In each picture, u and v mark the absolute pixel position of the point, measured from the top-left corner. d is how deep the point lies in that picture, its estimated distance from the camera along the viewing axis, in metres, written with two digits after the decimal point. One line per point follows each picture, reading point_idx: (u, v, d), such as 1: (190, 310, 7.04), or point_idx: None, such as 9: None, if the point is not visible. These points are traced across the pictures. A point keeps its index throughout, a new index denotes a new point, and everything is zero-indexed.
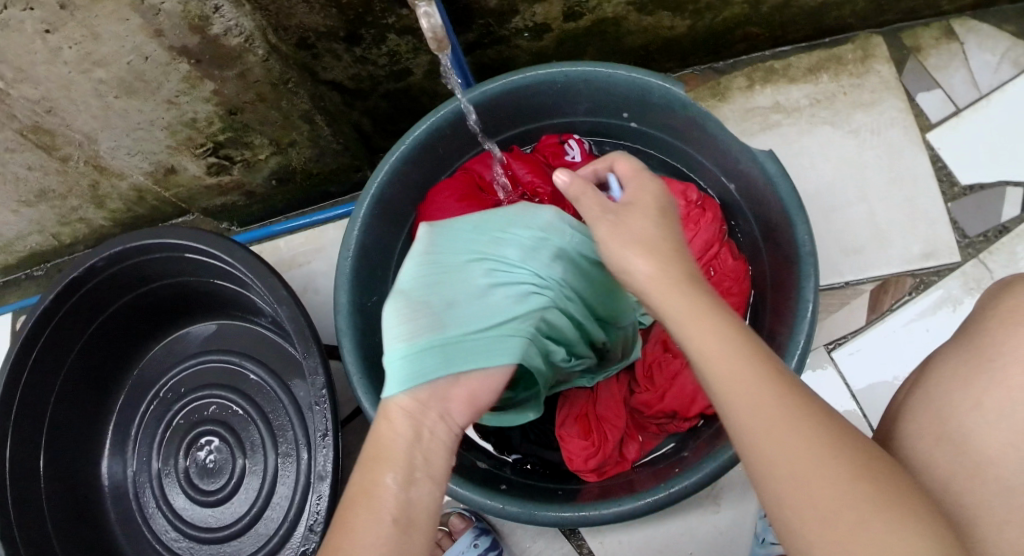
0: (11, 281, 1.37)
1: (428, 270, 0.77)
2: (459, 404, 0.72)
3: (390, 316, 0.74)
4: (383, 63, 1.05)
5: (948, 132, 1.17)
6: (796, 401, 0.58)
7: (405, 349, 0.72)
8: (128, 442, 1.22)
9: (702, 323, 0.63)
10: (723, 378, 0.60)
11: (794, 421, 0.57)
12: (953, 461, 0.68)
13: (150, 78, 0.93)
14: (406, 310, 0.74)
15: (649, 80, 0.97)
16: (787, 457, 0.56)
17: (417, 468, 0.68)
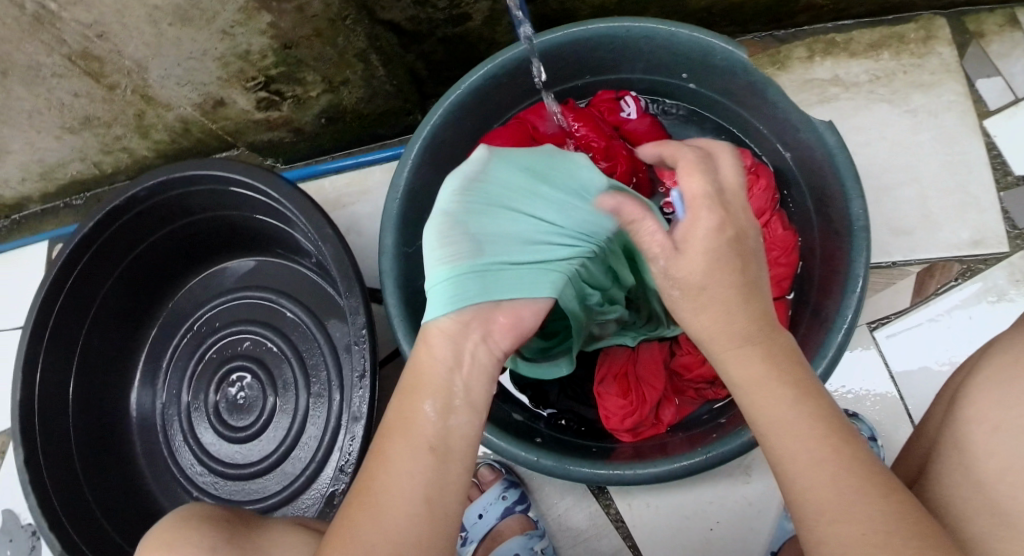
0: (49, 209, 1.37)
1: (474, 193, 0.72)
2: (502, 329, 0.69)
3: (432, 238, 0.70)
4: (443, 7, 1.03)
5: (1006, 120, 1.15)
6: (835, 444, 0.62)
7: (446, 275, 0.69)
8: (158, 375, 1.22)
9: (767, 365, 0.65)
10: (784, 440, 0.63)
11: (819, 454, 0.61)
12: (1010, 453, 0.69)
13: (206, 6, 0.91)
14: (447, 234, 0.70)
15: (712, 42, 0.95)
16: (818, 488, 0.60)
17: (456, 397, 0.67)
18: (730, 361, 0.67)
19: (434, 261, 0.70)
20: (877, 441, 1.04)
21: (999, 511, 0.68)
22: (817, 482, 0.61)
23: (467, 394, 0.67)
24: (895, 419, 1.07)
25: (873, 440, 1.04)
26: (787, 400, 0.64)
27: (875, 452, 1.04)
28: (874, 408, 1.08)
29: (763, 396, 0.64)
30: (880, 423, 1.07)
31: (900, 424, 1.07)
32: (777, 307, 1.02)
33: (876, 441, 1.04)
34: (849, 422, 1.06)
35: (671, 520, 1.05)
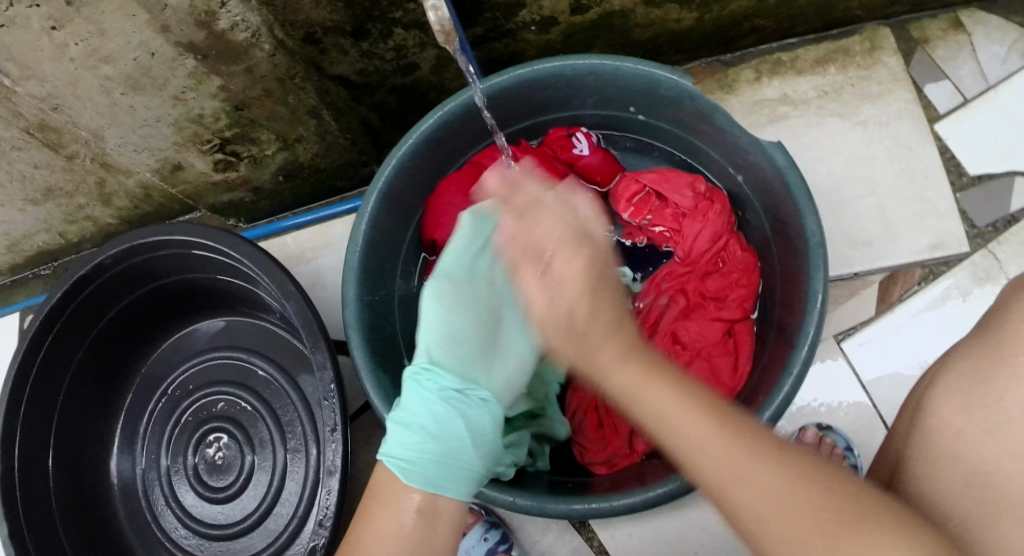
0: (18, 280, 1.37)
1: (435, 304, 0.79)
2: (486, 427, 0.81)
3: (418, 481, 0.70)
4: (390, 58, 1.05)
5: (957, 123, 1.16)
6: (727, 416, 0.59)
7: (462, 440, 0.73)
8: (136, 441, 1.22)
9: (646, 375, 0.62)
10: (678, 427, 0.59)
11: (705, 419, 0.59)
12: (971, 461, 0.69)
13: (157, 74, 0.92)
14: (413, 383, 0.76)
15: (657, 73, 0.96)
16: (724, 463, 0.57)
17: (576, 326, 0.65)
18: (580, 354, 0.64)
19: (430, 417, 0.73)
20: (853, 452, 1.05)
21: (962, 514, 0.67)
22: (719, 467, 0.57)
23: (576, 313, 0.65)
24: (869, 429, 1.07)
25: (849, 450, 1.04)
26: (668, 391, 0.60)
27: (854, 462, 1.04)
28: (847, 418, 1.08)
29: (651, 397, 0.61)
30: (854, 432, 1.08)
31: (874, 431, 1.07)
32: (741, 328, 1.03)
33: (852, 451, 1.04)
34: (824, 435, 1.06)
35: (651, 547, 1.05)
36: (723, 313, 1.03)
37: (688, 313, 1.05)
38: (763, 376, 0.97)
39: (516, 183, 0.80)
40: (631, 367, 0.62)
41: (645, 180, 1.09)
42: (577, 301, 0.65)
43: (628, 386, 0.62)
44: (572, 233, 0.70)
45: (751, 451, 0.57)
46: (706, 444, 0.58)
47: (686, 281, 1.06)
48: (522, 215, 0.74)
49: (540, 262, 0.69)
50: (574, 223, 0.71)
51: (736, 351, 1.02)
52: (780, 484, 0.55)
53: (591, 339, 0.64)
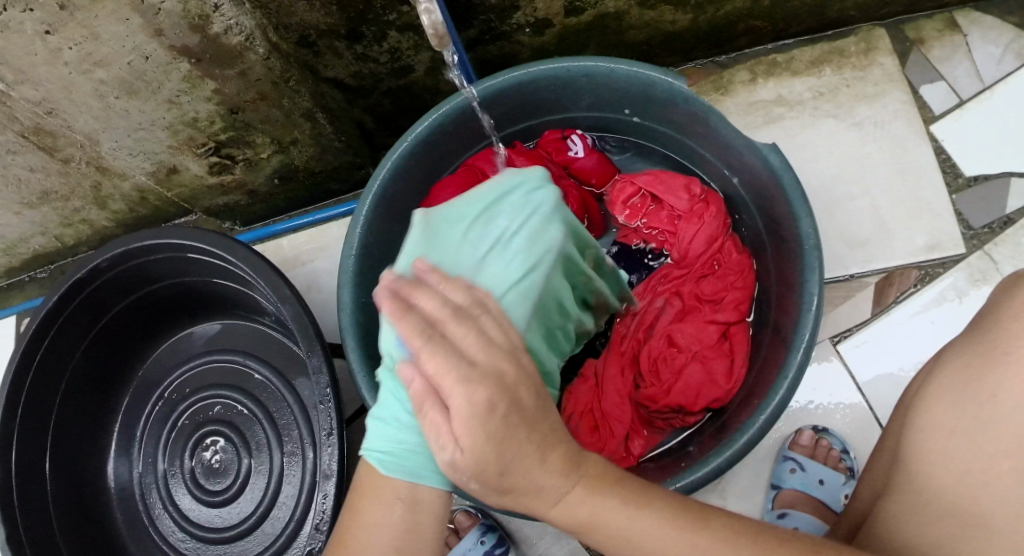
0: (15, 284, 1.37)
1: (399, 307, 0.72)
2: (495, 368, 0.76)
3: (399, 472, 0.69)
4: (384, 60, 1.05)
5: (953, 124, 1.16)
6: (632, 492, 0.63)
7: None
8: (133, 444, 1.22)
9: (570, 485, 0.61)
10: (605, 526, 0.61)
11: (626, 506, 0.62)
12: (965, 459, 0.69)
13: (151, 77, 0.92)
14: (386, 379, 0.71)
15: (651, 75, 0.96)
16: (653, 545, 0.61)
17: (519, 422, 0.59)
18: (518, 465, 0.59)
19: (404, 412, 0.70)
20: (848, 454, 1.07)
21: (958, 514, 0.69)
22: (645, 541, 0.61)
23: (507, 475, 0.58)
24: (865, 431, 1.08)
25: (845, 453, 1.06)
26: (598, 498, 0.62)
27: (849, 464, 1.06)
28: (844, 421, 1.09)
29: (605, 520, 0.61)
30: (850, 434, 1.08)
31: (870, 433, 1.08)
32: (736, 330, 1.03)
33: (847, 453, 1.06)
34: (820, 437, 1.07)
35: None
36: (718, 316, 1.03)
37: (684, 316, 1.05)
38: (758, 379, 0.97)
39: (414, 292, 0.59)
40: (556, 511, 0.61)
41: (641, 182, 1.09)
42: (490, 437, 0.57)
43: (564, 511, 0.61)
44: (497, 346, 0.58)
45: (675, 528, 0.62)
46: (672, 553, 0.61)
47: (682, 283, 1.07)
48: (439, 314, 0.58)
49: (434, 405, 0.57)
50: (484, 357, 0.57)
51: (731, 354, 1.02)
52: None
53: (521, 479, 0.59)
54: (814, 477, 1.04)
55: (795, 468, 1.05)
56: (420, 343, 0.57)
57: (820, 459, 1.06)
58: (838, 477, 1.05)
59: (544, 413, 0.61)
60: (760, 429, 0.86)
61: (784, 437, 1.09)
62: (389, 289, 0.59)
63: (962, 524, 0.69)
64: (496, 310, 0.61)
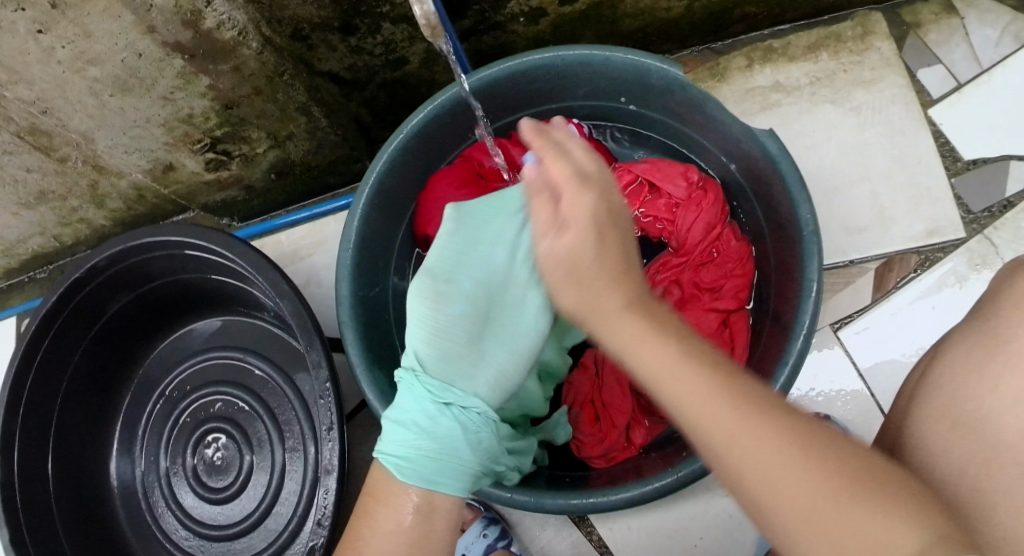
0: (13, 285, 1.37)
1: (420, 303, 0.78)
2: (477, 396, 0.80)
3: (413, 478, 0.70)
4: (378, 53, 1.04)
5: (951, 107, 1.15)
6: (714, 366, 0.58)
7: (454, 438, 0.73)
8: (134, 443, 1.22)
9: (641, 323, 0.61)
10: (667, 378, 0.58)
11: (697, 371, 0.58)
12: (967, 446, 0.69)
13: (145, 74, 0.92)
14: (406, 385, 0.77)
15: (647, 62, 0.95)
16: (734, 434, 0.55)
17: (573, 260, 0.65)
18: (595, 304, 0.64)
19: (423, 417, 0.74)
20: None
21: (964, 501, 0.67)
22: (710, 416, 0.56)
23: (574, 252, 0.65)
24: (868, 417, 1.07)
25: None
26: (664, 344, 0.60)
27: None
28: (846, 408, 1.08)
29: (647, 351, 0.60)
30: (853, 421, 1.07)
31: (873, 420, 1.07)
32: (736, 318, 1.03)
33: None
34: (824, 424, 1.06)
35: (650, 540, 1.05)
36: (717, 304, 1.03)
37: (683, 305, 1.05)
38: (759, 366, 0.96)
39: (551, 131, 0.73)
40: (620, 319, 0.62)
41: (638, 170, 1.08)
42: (584, 248, 0.65)
43: (626, 341, 0.61)
44: (591, 173, 0.69)
45: (747, 415, 0.55)
46: (699, 400, 0.57)
47: (681, 272, 1.06)
48: (546, 183, 0.70)
49: (558, 218, 0.67)
50: (591, 176, 0.69)
51: (732, 341, 1.02)
52: (774, 445, 0.54)
53: (601, 307, 0.63)
54: None
55: None
56: (535, 175, 0.71)
57: None
58: None
59: (620, 294, 0.63)
60: None
61: None
62: (533, 129, 0.73)
63: (973, 512, 0.67)
64: (618, 205, 0.69)
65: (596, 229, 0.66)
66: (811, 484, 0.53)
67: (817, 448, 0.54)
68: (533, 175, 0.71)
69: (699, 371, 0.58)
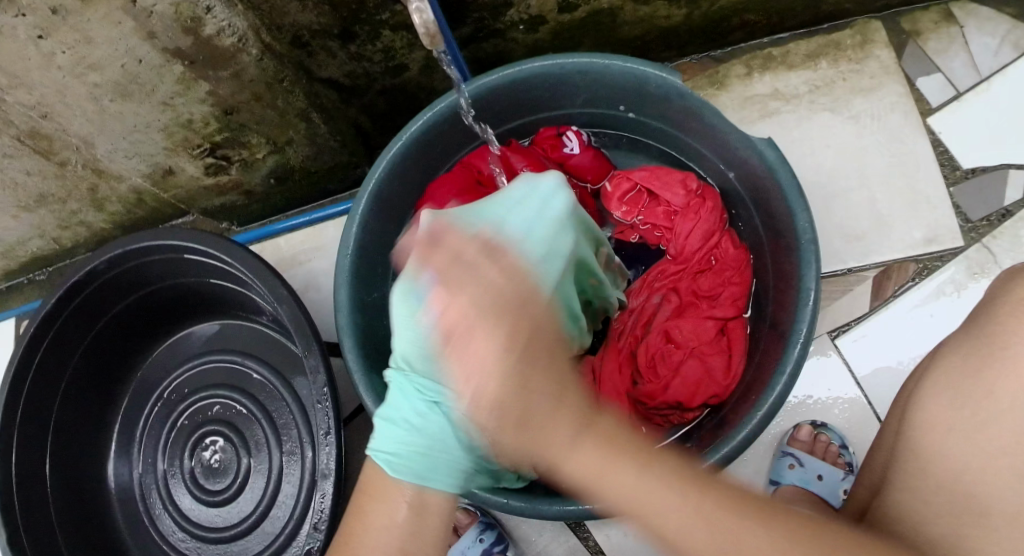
0: (13, 287, 1.37)
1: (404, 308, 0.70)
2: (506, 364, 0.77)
3: (403, 474, 0.70)
4: (378, 59, 1.04)
5: (950, 116, 1.16)
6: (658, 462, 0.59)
7: (446, 433, 0.70)
8: (133, 446, 1.22)
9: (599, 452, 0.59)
10: (634, 503, 0.58)
11: (657, 484, 0.58)
12: (963, 460, 0.69)
13: (144, 80, 0.92)
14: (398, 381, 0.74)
15: (647, 71, 0.95)
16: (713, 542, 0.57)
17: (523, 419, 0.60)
18: (536, 432, 0.60)
19: (413, 412, 0.72)
20: (846, 449, 1.06)
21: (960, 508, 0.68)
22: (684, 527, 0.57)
23: (491, 395, 0.62)
24: (864, 426, 1.08)
25: (843, 448, 1.06)
26: (627, 474, 0.58)
27: (848, 459, 1.06)
28: (842, 415, 1.09)
29: (608, 479, 0.58)
30: (849, 429, 1.08)
31: (868, 428, 1.07)
32: (734, 326, 1.03)
33: (846, 448, 1.06)
34: (819, 432, 1.07)
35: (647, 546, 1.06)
36: (716, 311, 1.03)
37: (681, 312, 1.05)
38: (757, 374, 0.97)
39: (441, 242, 0.70)
40: (585, 443, 0.59)
41: (637, 177, 1.08)
42: (507, 399, 0.61)
43: (586, 472, 0.59)
44: (504, 288, 0.65)
45: (711, 513, 0.57)
46: (679, 509, 0.57)
47: (679, 280, 1.06)
48: (450, 283, 0.66)
49: (466, 345, 0.64)
50: (501, 297, 0.64)
51: (730, 349, 1.02)
52: (752, 540, 0.57)
53: (535, 418, 0.60)
54: (813, 473, 1.04)
55: (794, 464, 1.05)
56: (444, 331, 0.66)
57: (819, 454, 1.06)
58: (836, 472, 1.06)
59: (546, 393, 0.61)
60: (757, 424, 0.86)
61: (783, 432, 1.09)
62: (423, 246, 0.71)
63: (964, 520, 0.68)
64: (527, 290, 0.66)
65: (506, 354, 0.62)
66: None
67: (771, 517, 0.58)
68: (433, 228, 0.73)
69: (684, 489, 0.58)
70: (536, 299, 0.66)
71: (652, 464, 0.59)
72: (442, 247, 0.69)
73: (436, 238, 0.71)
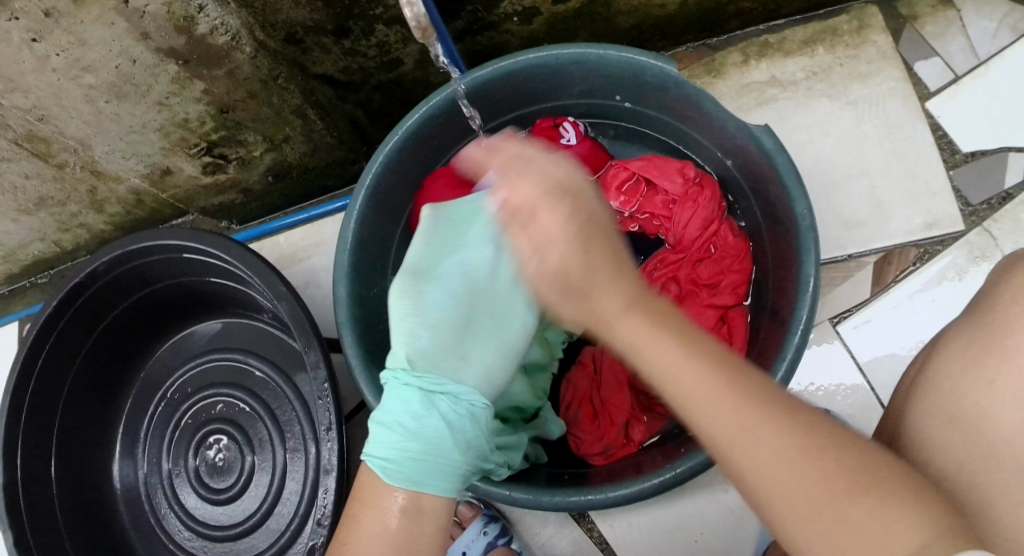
0: (15, 291, 1.38)
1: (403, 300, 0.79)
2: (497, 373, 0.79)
3: (399, 479, 0.70)
4: (373, 54, 1.04)
5: (949, 100, 1.15)
6: (708, 349, 0.59)
7: (440, 437, 0.72)
8: (137, 446, 1.23)
9: (647, 316, 0.61)
10: (669, 369, 0.58)
11: (695, 363, 0.58)
12: (962, 451, 0.69)
13: (140, 80, 0.92)
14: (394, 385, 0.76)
15: (641, 60, 0.95)
16: (751, 436, 0.56)
17: (572, 283, 0.62)
18: (597, 308, 0.62)
19: (407, 415, 0.73)
20: (851, 436, 1.04)
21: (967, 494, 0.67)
22: (722, 416, 0.56)
23: (556, 247, 0.63)
24: (866, 412, 1.07)
25: None
26: (672, 345, 0.59)
27: None
28: (845, 403, 1.08)
29: (655, 352, 0.59)
30: (852, 416, 1.07)
31: (872, 415, 1.06)
32: (734, 314, 1.04)
33: None
34: None
35: (651, 536, 1.06)
36: (716, 300, 1.04)
37: (681, 301, 1.05)
38: (757, 362, 0.97)
39: (495, 149, 0.74)
40: (631, 317, 0.61)
41: (634, 167, 1.09)
42: (568, 249, 0.63)
43: (633, 336, 0.60)
44: (561, 184, 0.66)
45: (753, 403, 0.57)
46: (705, 396, 0.57)
47: (678, 268, 1.06)
48: (501, 154, 0.71)
49: (527, 223, 0.65)
50: (562, 189, 0.66)
51: (730, 338, 1.02)
52: (773, 441, 0.55)
53: (590, 287, 0.62)
54: None
55: None
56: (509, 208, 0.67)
57: None
58: None
59: (610, 270, 0.63)
60: None
61: None
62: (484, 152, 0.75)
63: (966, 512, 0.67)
64: (587, 191, 0.68)
65: (569, 219, 0.64)
66: (813, 466, 0.55)
67: (817, 426, 0.57)
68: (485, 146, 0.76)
69: (730, 380, 0.58)
70: (596, 196, 0.68)
71: (698, 347, 0.59)
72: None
73: (488, 149, 0.75)
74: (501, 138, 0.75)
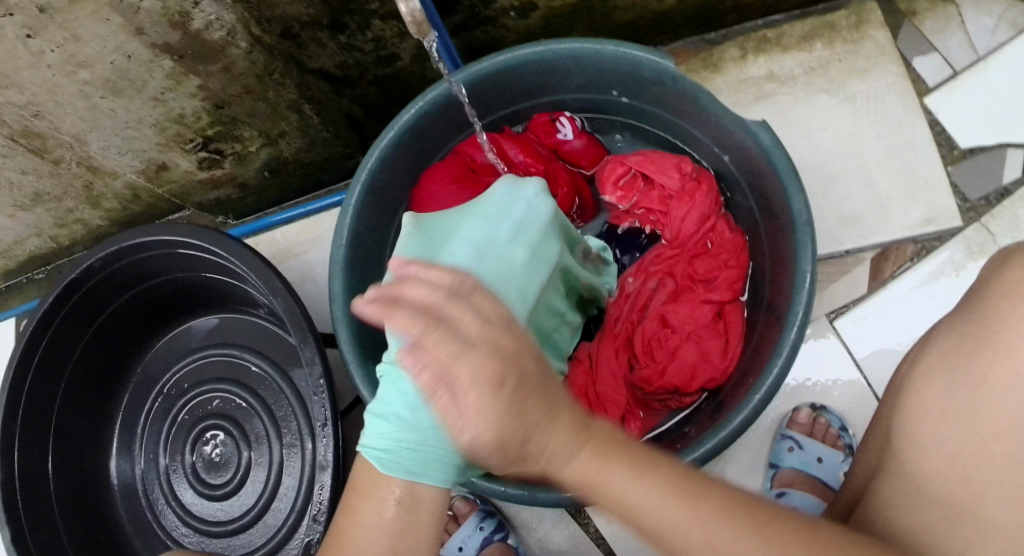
0: (12, 286, 1.38)
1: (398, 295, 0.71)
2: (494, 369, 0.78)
3: (396, 470, 0.69)
4: (370, 49, 1.04)
5: (947, 96, 1.15)
6: (653, 465, 0.60)
7: (435, 428, 0.69)
8: (134, 441, 1.23)
9: (593, 451, 0.59)
10: (626, 494, 0.59)
11: (651, 480, 0.59)
12: (955, 446, 0.68)
13: (135, 76, 0.92)
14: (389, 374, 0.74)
15: (636, 55, 0.95)
16: (719, 545, 0.58)
17: (519, 452, 0.57)
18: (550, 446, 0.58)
19: (403, 406, 0.71)
20: (846, 432, 1.06)
21: (952, 493, 0.68)
22: (688, 528, 0.58)
23: (496, 438, 0.56)
24: (862, 404, 1.07)
25: (844, 431, 1.06)
26: (622, 473, 0.59)
27: (848, 442, 1.06)
28: (842, 397, 1.08)
29: (609, 482, 0.59)
30: (848, 411, 1.08)
31: (868, 408, 1.07)
32: (731, 310, 1.03)
33: (846, 430, 1.06)
34: (818, 415, 1.07)
35: None
36: (712, 295, 1.03)
37: (677, 296, 1.05)
38: (753, 358, 0.97)
39: (401, 290, 0.59)
40: (582, 453, 0.59)
41: (631, 162, 1.08)
42: (500, 423, 0.56)
43: (580, 475, 0.59)
44: (477, 338, 0.57)
45: (710, 515, 0.58)
46: (670, 516, 0.58)
47: (675, 263, 1.06)
48: (409, 302, 0.58)
49: (450, 390, 0.56)
50: (480, 334, 0.58)
51: (726, 333, 1.02)
52: (741, 549, 0.58)
53: (536, 444, 0.58)
54: (812, 456, 1.04)
55: (794, 447, 1.05)
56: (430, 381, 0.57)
57: (818, 436, 1.05)
58: (836, 455, 1.05)
59: (549, 420, 0.58)
60: (755, 406, 0.86)
61: (782, 416, 1.09)
62: (375, 304, 0.58)
63: (955, 507, 0.68)
64: (519, 330, 0.60)
65: (495, 401, 0.56)
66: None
67: (777, 528, 0.59)
68: (401, 263, 0.61)
69: (683, 491, 0.59)
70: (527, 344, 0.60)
71: (642, 466, 0.60)
72: (402, 303, 0.58)
73: (396, 278, 0.60)
74: (411, 272, 0.60)
